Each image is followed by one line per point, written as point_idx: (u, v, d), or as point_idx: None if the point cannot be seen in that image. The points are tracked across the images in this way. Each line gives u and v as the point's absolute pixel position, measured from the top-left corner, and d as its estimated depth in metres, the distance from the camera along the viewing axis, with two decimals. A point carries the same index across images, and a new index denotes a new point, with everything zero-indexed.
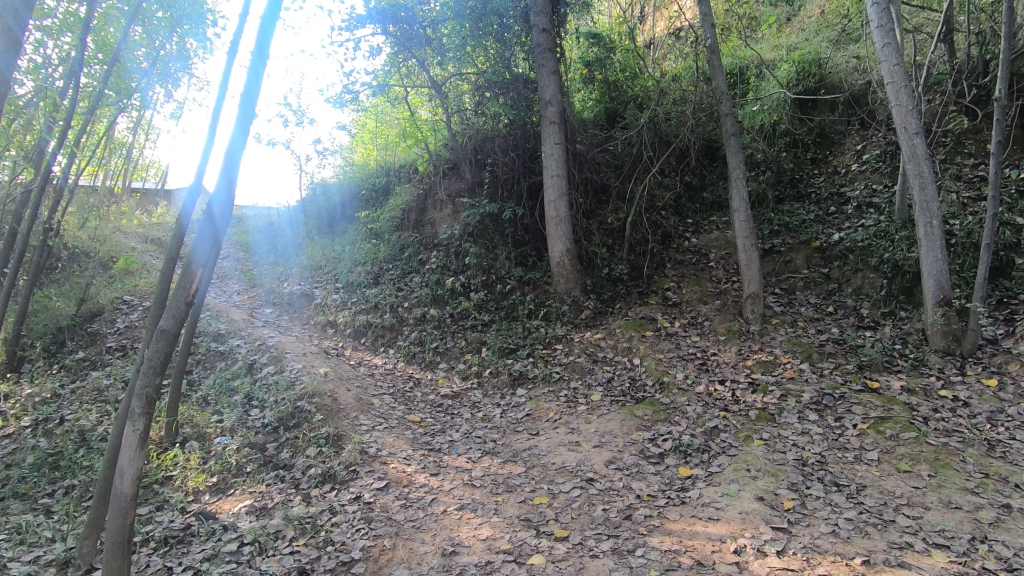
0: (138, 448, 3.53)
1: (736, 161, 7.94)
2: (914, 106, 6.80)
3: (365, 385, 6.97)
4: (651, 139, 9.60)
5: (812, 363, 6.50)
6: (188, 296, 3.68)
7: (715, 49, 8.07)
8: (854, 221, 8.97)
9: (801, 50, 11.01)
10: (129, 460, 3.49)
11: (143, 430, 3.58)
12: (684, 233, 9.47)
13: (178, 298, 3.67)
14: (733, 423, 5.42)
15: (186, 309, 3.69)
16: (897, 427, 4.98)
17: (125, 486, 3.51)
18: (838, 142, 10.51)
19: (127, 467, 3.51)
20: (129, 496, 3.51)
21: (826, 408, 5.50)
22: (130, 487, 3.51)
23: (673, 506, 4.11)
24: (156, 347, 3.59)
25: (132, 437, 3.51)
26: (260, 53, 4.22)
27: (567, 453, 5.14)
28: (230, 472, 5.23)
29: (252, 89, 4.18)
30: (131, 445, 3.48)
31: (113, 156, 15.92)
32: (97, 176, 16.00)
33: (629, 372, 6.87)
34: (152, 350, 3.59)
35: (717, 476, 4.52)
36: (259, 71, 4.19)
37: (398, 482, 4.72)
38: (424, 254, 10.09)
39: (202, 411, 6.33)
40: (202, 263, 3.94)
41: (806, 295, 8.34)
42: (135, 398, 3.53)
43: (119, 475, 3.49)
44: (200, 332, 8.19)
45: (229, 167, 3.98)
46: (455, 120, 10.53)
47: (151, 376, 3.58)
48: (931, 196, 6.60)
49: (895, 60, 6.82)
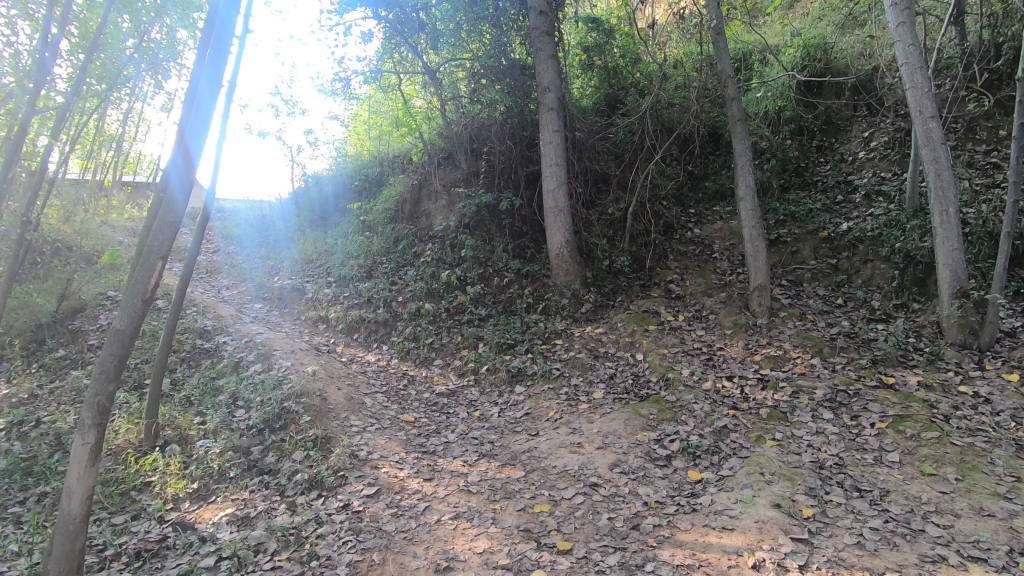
0: (89, 463, 3.36)
1: (742, 147, 7.62)
2: (930, 88, 6.49)
3: (357, 384, 6.67)
4: (653, 126, 9.26)
5: (823, 358, 6.22)
6: (145, 292, 3.46)
7: (721, 30, 7.70)
8: (862, 210, 8.69)
9: (806, 34, 10.69)
10: (78, 477, 3.32)
11: (95, 443, 3.38)
12: (687, 223, 9.18)
13: (134, 296, 3.43)
14: (743, 422, 5.14)
15: (143, 306, 3.49)
16: (918, 426, 4.71)
17: (74, 507, 3.34)
18: (845, 129, 10.18)
19: (76, 487, 3.34)
20: (80, 519, 3.36)
21: (841, 407, 5.22)
22: (80, 509, 3.36)
23: (684, 514, 3.83)
24: (109, 348, 3.36)
25: (81, 451, 3.32)
26: (221, 28, 4.00)
27: (569, 456, 4.85)
28: (212, 477, 4.93)
29: (215, 65, 3.96)
30: (80, 461, 3.32)
31: (103, 148, 15.61)
32: (86, 169, 15.68)
33: (632, 368, 6.59)
34: (105, 352, 3.36)
35: (729, 480, 4.24)
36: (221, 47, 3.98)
37: (390, 489, 4.43)
38: (418, 246, 9.78)
39: (184, 412, 6.01)
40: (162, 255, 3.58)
41: (814, 287, 8.05)
42: (86, 407, 3.31)
43: (68, 496, 3.32)
44: (185, 329, 7.87)
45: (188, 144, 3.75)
46: (449, 108, 10.16)
47: (104, 383, 3.36)
48: (947, 182, 6.31)
49: (911, 40, 6.48)
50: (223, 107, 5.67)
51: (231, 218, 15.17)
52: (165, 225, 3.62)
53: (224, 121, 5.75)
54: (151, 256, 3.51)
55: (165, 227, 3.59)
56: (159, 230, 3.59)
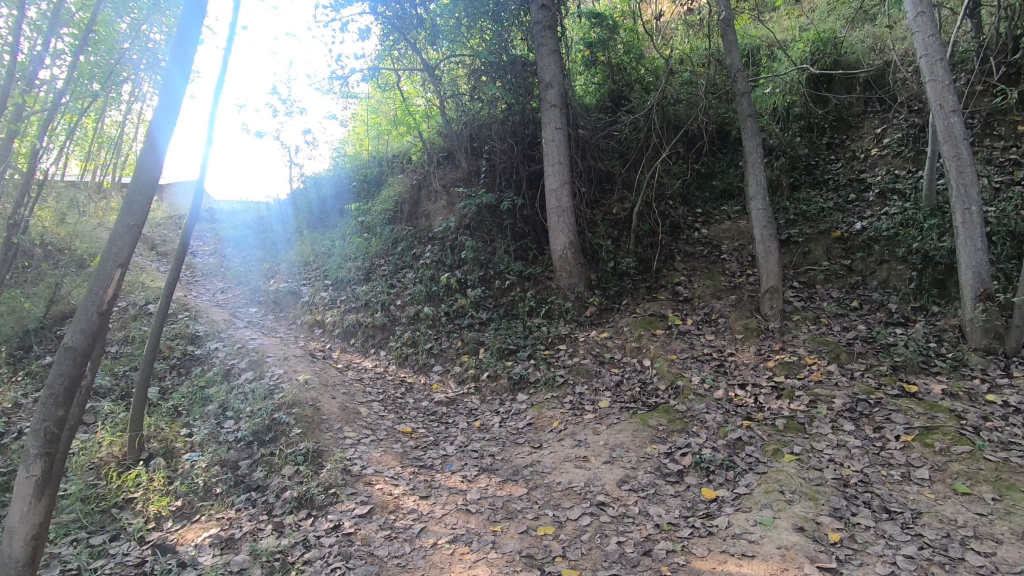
0: (33, 499, 3.20)
1: (753, 144, 7.32)
2: (951, 81, 6.19)
3: (352, 393, 6.41)
4: (660, 123, 8.99)
5: (840, 364, 5.93)
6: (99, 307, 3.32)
7: (730, 22, 7.39)
8: (876, 208, 8.39)
9: (815, 29, 10.39)
10: (22, 515, 3.17)
11: (41, 475, 3.24)
12: (694, 223, 8.89)
13: (87, 310, 3.29)
14: (758, 433, 4.85)
15: (97, 321, 3.34)
16: (947, 439, 4.41)
17: (15, 550, 3.16)
18: (856, 126, 9.88)
19: (19, 526, 3.19)
20: (24, 563, 3.18)
21: (862, 417, 4.93)
22: (23, 551, 3.17)
23: (699, 538, 3.55)
24: (59, 368, 3.21)
25: (26, 485, 3.18)
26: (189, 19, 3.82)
27: (574, 471, 4.57)
28: (197, 494, 4.67)
29: (181, 60, 3.78)
30: (24, 496, 3.18)
31: (103, 149, 15.32)
32: (85, 170, 15.41)
33: (639, 375, 6.31)
34: (54, 373, 3.21)
35: (746, 499, 3.96)
36: (187, 40, 3.82)
37: (384, 508, 4.17)
38: (418, 248, 9.51)
39: (172, 423, 5.76)
40: (118, 261, 3.41)
41: (828, 289, 7.75)
42: (31, 437, 3.16)
43: (9, 536, 3.16)
44: (176, 335, 7.62)
45: (154, 144, 3.61)
46: (449, 106, 9.89)
47: (51, 409, 3.21)
48: (970, 179, 6.01)
49: (931, 30, 6.18)
50: (212, 104, 5.49)
51: (230, 220, 14.96)
52: (125, 228, 3.43)
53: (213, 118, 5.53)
54: (108, 265, 3.38)
55: (123, 231, 3.42)
56: (116, 236, 3.41)
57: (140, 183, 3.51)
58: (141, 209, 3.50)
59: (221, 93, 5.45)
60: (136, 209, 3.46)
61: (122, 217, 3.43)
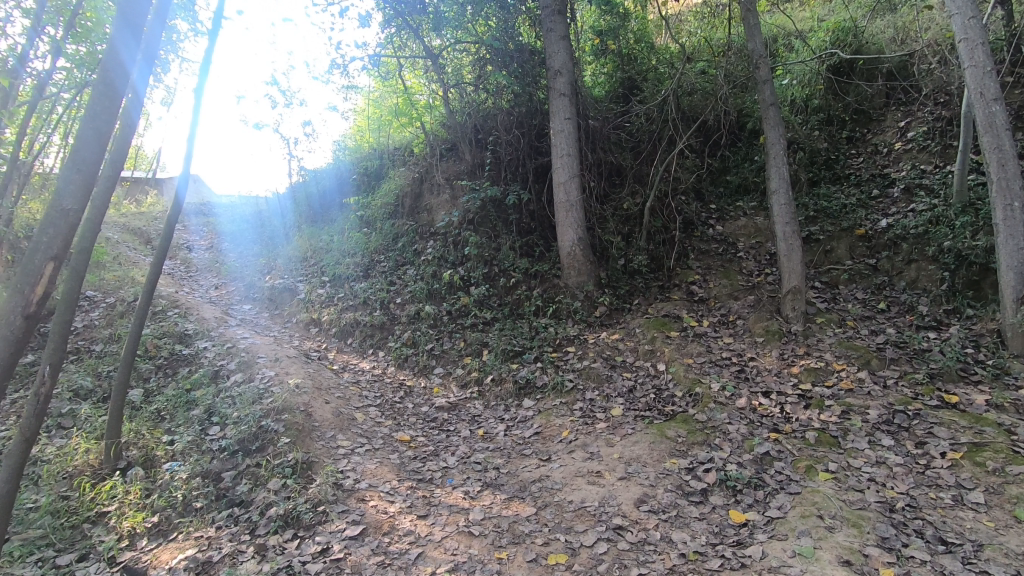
0: None
1: (776, 134, 6.88)
2: (992, 67, 5.71)
3: (347, 397, 6.02)
4: (674, 114, 8.54)
5: (872, 371, 5.50)
6: (24, 308, 3.06)
7: (752, 5, 6.94)
8: (902, 205, 7.94)
9: (836, 17, 9.92)
10: None
11: None
12: (708, 220, 8.47)
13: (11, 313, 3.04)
14: (788, 448, 4.44)
15: (22, 325, 3.09)
16: (1000, 458, 3.97)
17: None
18: (877, 119, 9.42)
19: None
20: None
21: (901, 431, 4.50)
22: None
23: (732, 571, 3.15)
24: None
25: None
26: None
27: (587, 488, 4.16)
28: (176, 509, 4.30)
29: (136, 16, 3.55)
30: None
31: None
32: None
33: (653, 380, 5.91)
34: None
35: (780, 525, 3.54)
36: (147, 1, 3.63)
37: (378, 529, 3.78)
38: (419, 244, 9.10)
39: (154, 429, 5.38)
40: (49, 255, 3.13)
41: (852, 290, 7.31)
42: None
43: None
44: (164, 334, 7.24)
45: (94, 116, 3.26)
46: (453, 96, 9.48)
47: None
48: (1013, 173, 5.55)
49: (972, 11, 5.70)
50: (196, 91, 5.10)
51: (229, 215, 14.58)
52: (60, 214, 3.15)
53: (198, 104, 5.13)
54: (38, 257, 3.10)
55: (58, 218, 3.15)
56: (50, 223, 3.14)
57: (79, 162, 3.19)
58: (80, 192, 3.22)
59: (207, 77, 5.06)
60: (71, 192, 3.18)
61: (57, 201, 3.14)
